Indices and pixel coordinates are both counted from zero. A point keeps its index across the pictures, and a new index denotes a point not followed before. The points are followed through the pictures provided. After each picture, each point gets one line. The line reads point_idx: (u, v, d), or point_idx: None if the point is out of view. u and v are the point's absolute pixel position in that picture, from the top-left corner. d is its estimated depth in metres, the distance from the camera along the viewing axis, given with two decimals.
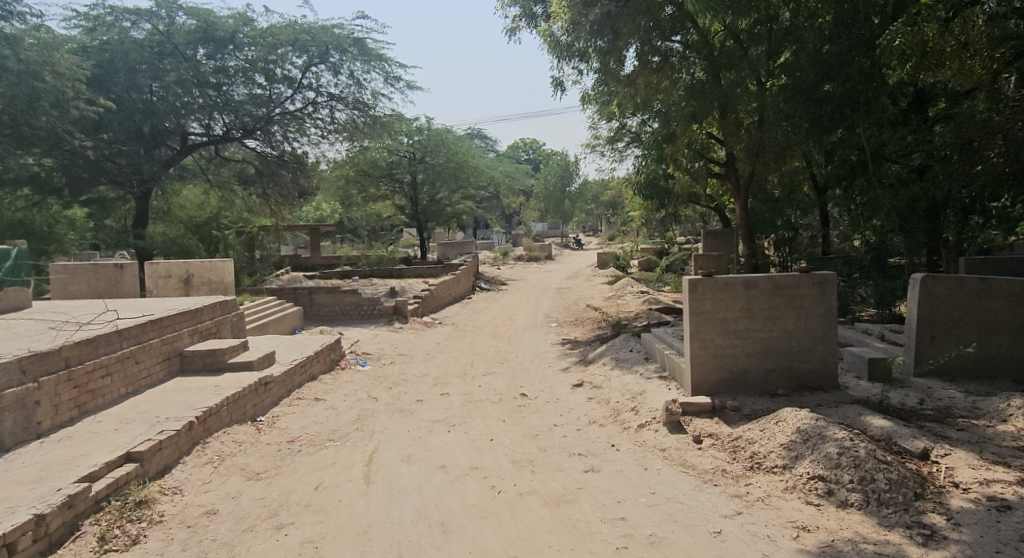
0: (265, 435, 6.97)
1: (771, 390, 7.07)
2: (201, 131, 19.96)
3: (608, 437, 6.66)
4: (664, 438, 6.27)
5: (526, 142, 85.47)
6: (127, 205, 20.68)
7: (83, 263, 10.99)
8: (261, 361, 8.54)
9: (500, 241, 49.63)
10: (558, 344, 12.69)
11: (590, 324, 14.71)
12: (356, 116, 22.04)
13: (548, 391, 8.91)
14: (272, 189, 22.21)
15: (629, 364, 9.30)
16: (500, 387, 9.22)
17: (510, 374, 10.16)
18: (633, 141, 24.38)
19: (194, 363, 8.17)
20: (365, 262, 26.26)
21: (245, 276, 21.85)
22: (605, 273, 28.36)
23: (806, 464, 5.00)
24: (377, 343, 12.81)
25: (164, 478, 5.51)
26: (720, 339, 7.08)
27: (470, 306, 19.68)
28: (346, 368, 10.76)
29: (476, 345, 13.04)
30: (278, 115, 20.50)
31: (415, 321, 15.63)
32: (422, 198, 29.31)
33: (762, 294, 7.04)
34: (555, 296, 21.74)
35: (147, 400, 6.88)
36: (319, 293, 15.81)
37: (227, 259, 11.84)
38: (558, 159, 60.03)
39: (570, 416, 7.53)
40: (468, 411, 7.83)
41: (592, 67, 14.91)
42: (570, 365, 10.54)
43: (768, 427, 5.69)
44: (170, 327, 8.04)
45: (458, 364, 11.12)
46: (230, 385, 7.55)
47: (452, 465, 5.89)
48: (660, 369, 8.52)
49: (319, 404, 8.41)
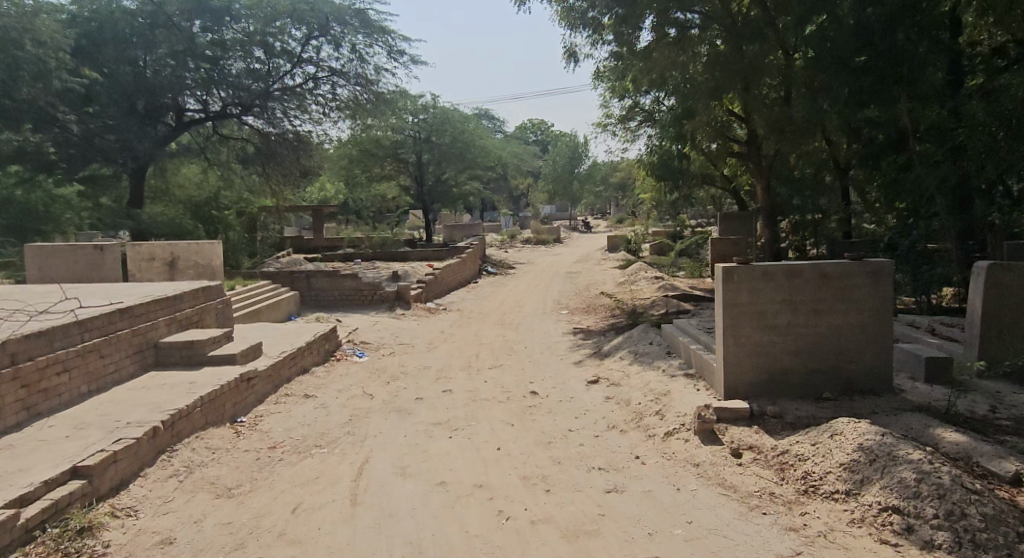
0: (245, 440, 6.21)
1: (816, 393, 6.24)
2: (198, 107, 19.22)
3: (632, 446, 5.87)
4: (697, 450, 5.46)
5: (535, 123, 84.13)
6: (121, 183, 19.93)
7: (62, 244, 10.20)
8: (246, 354, 7.78)
9: (509, 222, 48.76)
10: (570, 334, 11.86)
11: (603, 311, 13.92)
12: (359, 92, 21.13)
13: (561, 388, 8.09)
14: (272, 168, 21.39)
15: (649, 358, 8.50)
16: (508, 382, 8.44)
17: (518, 368, 9.35)
18: (648, 120, 23.33)
19: (170, 356, 7.41)
20: (369, 244, 25.44)
21: (244, 258, 21.17)
22: (616, 257, 27.44)
23: (874, 491, 4.18)
24: (377, 331, 12.02)
25: (119, 496, 4.74)
26: (758, 335, 6.25)
27: (476, 290, 18.89)
28: (342, 358, 10.00)
29: (483, 333, 12.24)
30: (278, 91, 19.67)
31: (418, 306, 14.87)
32: (427, 179, 28.40)
33: (806, 285, 6.20)
34: (564, 281, 20.90)
35: (110, 399, 6.11)
36: (318, 276, 15.01)
37: (218, 240, 11.00)
38: (568, 139, 58.89)
39: (586, 419, 6.73)
40: (472, 412, 7.03)
41: (608, 37, 14.04)
42: (584, 358, 9.72)
43: (822, 441, 4.88)
44: (143, 316, 7.27)
45: (463, 356, 10.32)
46: (209, 382, 6.78)
47: (452, 481, 5.09)
48: (686, 366, 7.69)
49: (309, 402, 7.65)
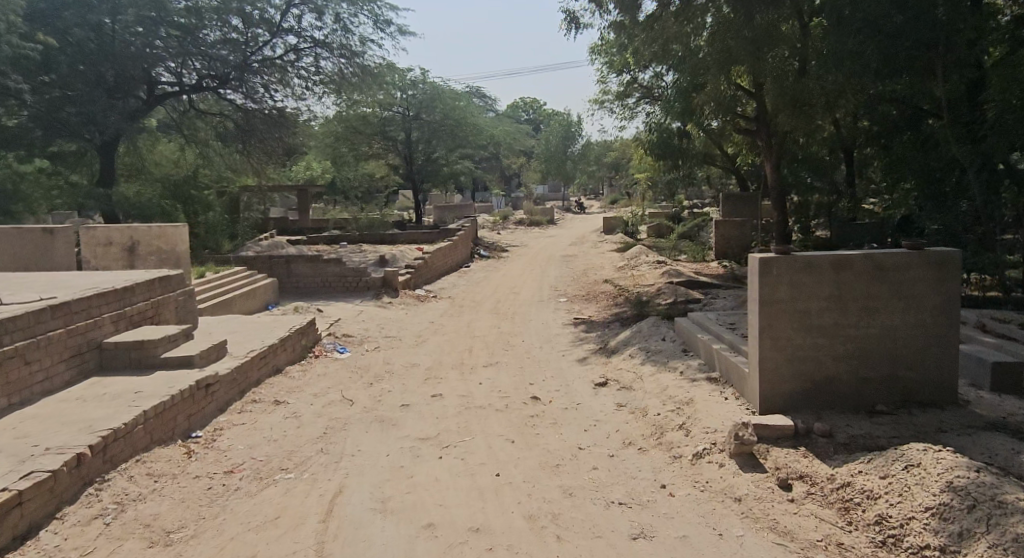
0: (197, 463, 5.25)
1: (867, 405, 5.35)
2: (171, 79, 18.07)
3: (655, 470, 4.95)
4: (736, 479, 4.54)
5: (527, 101, 82.57)
6: (91, 159, 18.79)
7: (7, 227, 9.15)
8: (205, 355, 6.82)
9: (501, 203, 47.70)
10: (571, 326, 10.93)
11: (606, 300, 13.00)
12: (343, 66, 19.91)
13: (566, 392, 7.19)
14: (252, 146, 20.25)
15: (663, 357, 7.61)
16: (506, 385, 7.53)
17: (516, 367, 8.42)
18: (647, 96, 22.25)
19: (117, 358, 6.50)
20: (355, 225, 24.36)
21: (224, 239, 20.11)
22: (613, 239, 26.46)
23: (981, 550, 3.30)
24: (361, 323, 11.06)
25: (22, 550, 3.78)
26: (800, 338, 5.34)
27: (468, 275, 17.91)
28: (322, 355, 9.05)
29: (477, 325, 11.29)
30: (257, 63, 18.49)
31: (407, 294, 13.89)
32: (416, 158, 27.23)
33: (858, 279, 5.27)
34: (561, 265, 19.97)
35: (34, 415, 5.15)
36: (298, 262, 14.00)
37: (183, 223, 9.97)
38: (561, 118, 57.71)
39: (597, 434, 5.83)
40: (464, 424, 6.12)
41: (611, 4, 12.98)
42: (588, 354, 8.82)
43: (897, 475, 3.98)
44: (85, 312, 6.30)
45: (455, 351, 9.39)
46: (157, 391, 5.81)
47: (442, 523, 4.16)
48: (708, 368, 6.81)
49: (279, 410, 6.70)
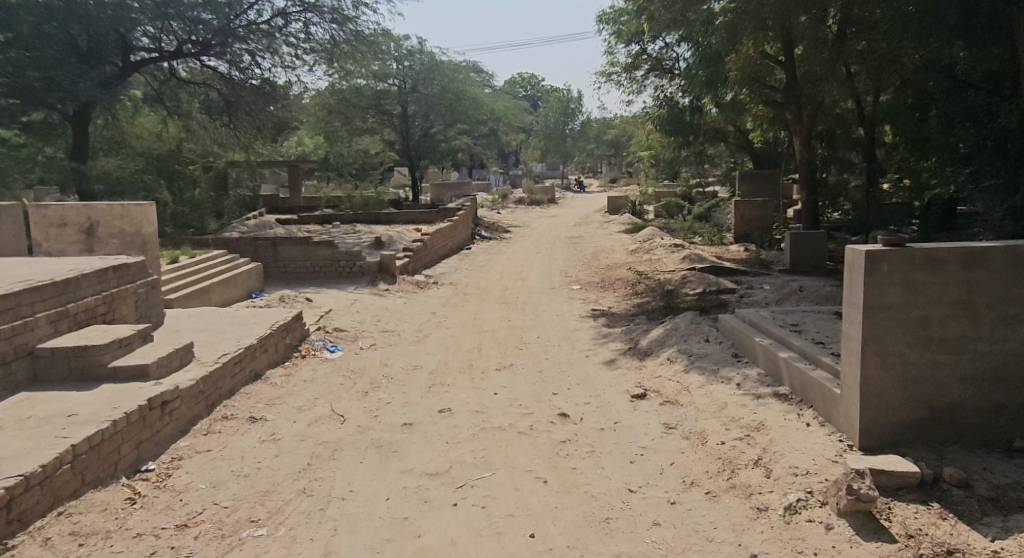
0: (141, 514, 4.07)
1: (999, 439, 4.25)
2: (149, 44, 16.71)
3: (737, 529, 3.78)
4: (856, 550, 3.40)
5: (524, 77, 80.73)
6: (64, 131, 17.43)
7: None
8: (166, 361, 5.62)
9: (499, 180, 46.33)
10: (589, 320, 9.74)
11: (624, 288, 11.83)
12: (335, 32, 18.48)
13: (599, 407, 6.04)
14: (238, 119, 18.74)
15: (711, 363, 6.46)
16: (527, 397, 6.36)
17: (535, 371, 7.27)
18: (659, 69, 20.86)
19: (54, 368, 5.28)
20: (349, 204, 23.05)
21: (210, 218, 18.84)
22: (620, 220, 25.16)
23: None
24: (354, 315, 9.84)
25: None
26: (917, 354, 4.20)
27: (470, 259, 16.70)
28: (309, 355, 7.88)
29: (484, 316, 10.12)
30: (242, 28, 17.11)
31: (405, 279, 12.68)
32: (413, 133, 25.80)
33: (994, 280, 4.15)
34: (568, 247, 18.74)
35: None
36: (285, 245, 12.74)
37: (150, 201, 8.61)
38: (559, 94, 56.21)
39: (648, 470, 4.67)
40: (482, 453, 4.97)
41: None
42: (616, 355, 7.66)
43: None
44: (11, 312, 5.09)
45: (461, 350, 8.21)
46: (98, 412, 4.61)
47: None
48: (771, 381, 5.66)
49: (254, 430, 5.51)
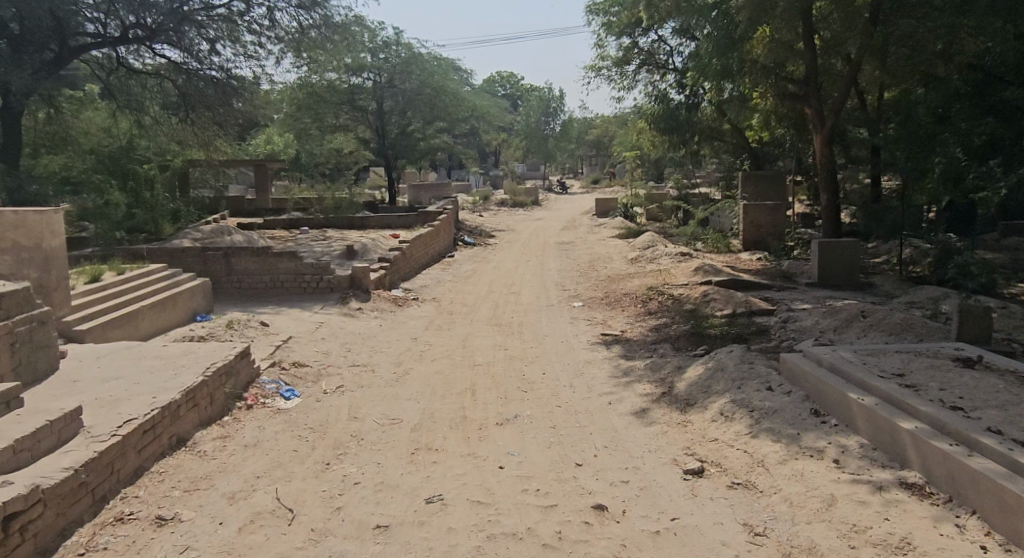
0: None
1: None
2: (92, 28, 14.76)
3: None
4: None
5: (502, 76, 79.01)
6: None
7: None
8: (28, 442, 3.84)
9: (479, 182, 44.63)
10: (601, 347, 8.16)
11: (634, 306, 10.28)
12: (303, 20, 16.68)
13: (646, 490, 4.42)
14: (196, 114, 16.84)
15: (785, 424, 4.88)
16: (543, 472, 4.72)
17: (547, 426, 5.65)
18: (652, 63, 19.39)
19: None
20: (320, 207, 21.27)
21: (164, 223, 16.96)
22: (611, 224, 23.58)
23: None
24: (319, 344, 8.14)
25: None
26: None
27: (452, 269, 15.01)
28: (257, 405, 6.17)
29: (476, 343, 8.49)
30: (199, 12, 15.23)
31: (381, 296, 11.00)
32: (389, 130, 24.05)
33: None
34: (560, 254, 17.17)
35: None
36: (240, 255, 10.95)
37: (54, 207, 6.82)
38: (540, 92, 54.60)
39: None
40: None
41: None
42: (648, 403, 6.07)
43: None
44: None
45: (452, 393, 6.56)
46: None
47: None
48: (887, 459, 4.11)
49: (158, 544, 3.79)
